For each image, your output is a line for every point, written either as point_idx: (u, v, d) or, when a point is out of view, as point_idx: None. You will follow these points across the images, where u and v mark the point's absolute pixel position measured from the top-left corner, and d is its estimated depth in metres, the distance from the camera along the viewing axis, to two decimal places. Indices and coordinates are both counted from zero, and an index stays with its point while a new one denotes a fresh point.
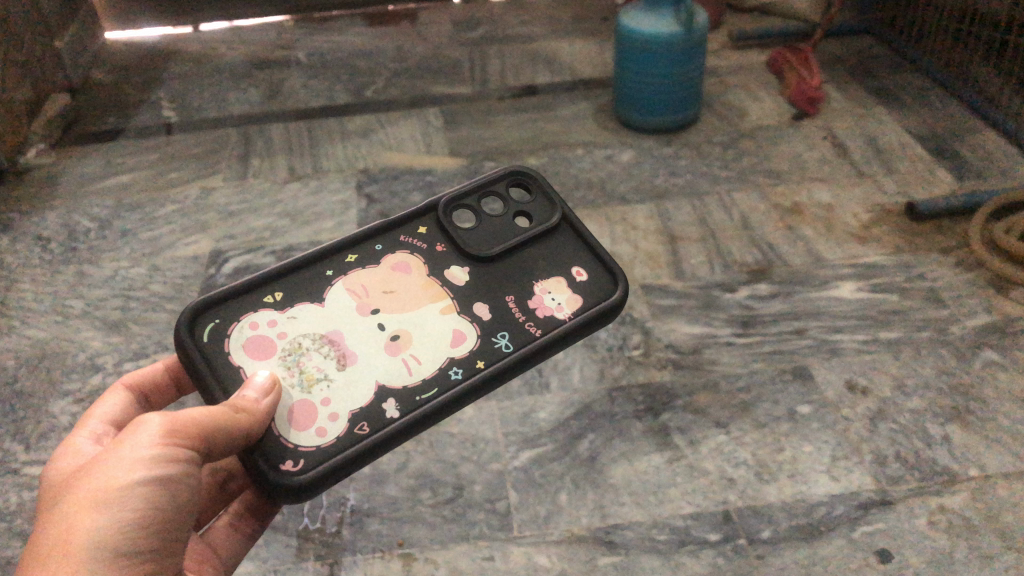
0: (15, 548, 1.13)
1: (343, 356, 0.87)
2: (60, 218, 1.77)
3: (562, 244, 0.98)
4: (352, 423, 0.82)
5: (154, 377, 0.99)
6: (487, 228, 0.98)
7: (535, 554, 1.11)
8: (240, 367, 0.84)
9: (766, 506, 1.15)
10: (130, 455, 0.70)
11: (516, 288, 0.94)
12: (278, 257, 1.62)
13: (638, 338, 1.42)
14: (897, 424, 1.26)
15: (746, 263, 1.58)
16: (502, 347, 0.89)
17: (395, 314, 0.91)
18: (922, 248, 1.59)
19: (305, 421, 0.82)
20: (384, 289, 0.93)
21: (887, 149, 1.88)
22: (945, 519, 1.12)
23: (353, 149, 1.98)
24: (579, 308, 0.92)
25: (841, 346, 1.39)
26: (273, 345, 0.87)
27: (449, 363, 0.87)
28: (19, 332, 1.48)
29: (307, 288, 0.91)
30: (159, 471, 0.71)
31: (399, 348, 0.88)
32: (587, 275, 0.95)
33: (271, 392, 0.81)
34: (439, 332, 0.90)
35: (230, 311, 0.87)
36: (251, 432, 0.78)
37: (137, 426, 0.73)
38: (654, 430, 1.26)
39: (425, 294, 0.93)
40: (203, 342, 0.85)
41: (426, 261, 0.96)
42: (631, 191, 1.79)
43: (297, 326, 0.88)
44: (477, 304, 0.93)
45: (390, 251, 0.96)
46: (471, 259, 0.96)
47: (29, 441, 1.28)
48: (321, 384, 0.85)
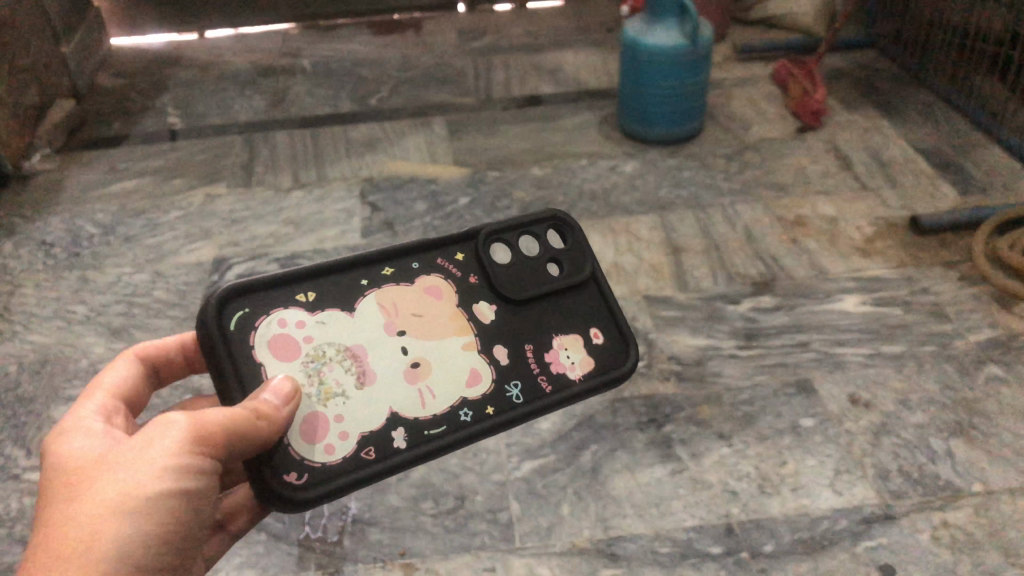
0: (15, 554, 1.12)
1: (363, 374, 0.85)
2: (64, 223, 1.77)
3: (586, 302, 0.96)
4: (360, 445, 0.82)
5: (166, 354, 0.96)
6: (522, 268, 0.95)
7: (537, 566, 1.10)
8: (262, 364, 0.81)
9: (769, 519, 1.15)
10: (156, 462, 0.70)
11: (536, 337, 0.92)
12: (282, 265, 1.62)
13: (641, 350, 1.42)
14: (901, 438, 1.25)
15: (749, 275, 1.58)
16: (512, 395, 0.88)
17: (420, 339, 0.89)
18: (925, 261, 1.59)
19: (315, 432, 0.81)
20: (414, 308, 0.90)
21: (891, 163, 1.89)
22: (948, 535, 1.12)
23: (358, 157, 1.98)
24: (589, 371, 0.92)
25: (844, 360, 1.39)
26: (299, 347, 0.84)
27: (461, 402, 0.87)
28: (22, 337, 1.48)
29: (341, 295, 0.88)
30: (182, 479, 0.71)
31: (417, 376, 0.87)
32: (603, 339, 0.94)
33: (291, 400, 0.78)
34: (457, 367, 0.89)
35: (262, 301, 0.84)
36: (268, 442, 0.75)
37: (161, 426, 0.73)
38: (656, 442, 1.26)
39: (451, 324, 0.91)
40: (230, 327, 0.81)
41: (457, 290, 0.93)
42: (635, 202, 1.79)
43: (326, 333, 0.86)
44: (498, 344, 0.91)
45: (425, 272, 0.92)
46: (500, 297, 0.93)
47: (30, 447, 1.27)
48: (337, 400, 0.83)
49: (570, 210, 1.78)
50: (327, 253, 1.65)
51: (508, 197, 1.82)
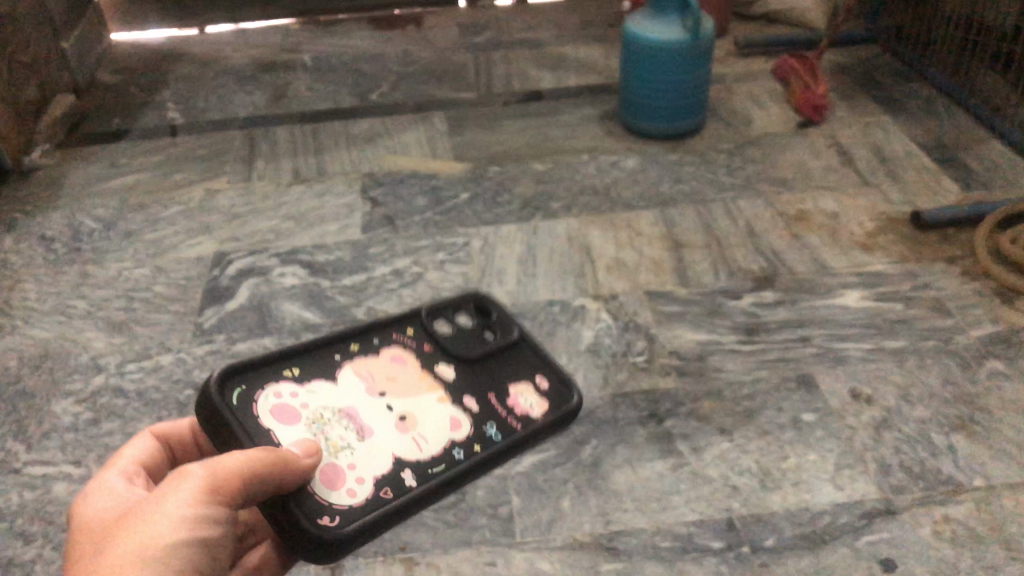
0: (15, 548, 1.12)
1: (361, 429, 0.93)
2: (65, 218, 1.77)
3: (524, 357, 1.08)
4: (377, 487, 0.88)
5: (179, 434, 0.96)
6: (463, 338, 1.07)
7: (537, 560, 1.10)
8: (271, 430, 0.89)
9: (770, 514, 1.14)
10: (173, 513, 0.72)
11: (495, 388, 1.02)
12: (283, 260, 1.62)
13: (643, 345, 1.42)
14: (902, 433, 1.25)
15: (750, 271, 1.57)
16: (490, 433, 0.97)
17: (400, 398, 0.98)
18: (927, 256, 1.59)
19: (335, 481, 0.87)
20: (385, 375, 1.00)
21: (892, 158, 1.88)
22: (949, 529, 1.12)
23: (359, 152, 1.98)
24: (546, 409, 1.02)
25: (845, 355, 1.39)
26: (299, 413, 0.92)
27: (450, 444, 0.94)
28: (22, 332, 1.48)
29: (324, 367, 0.98)
30: (201, 528, 0.72)
31: (407, 427, 0.95)
32: (547, 383, 1.05)
33: (314, 454, 0.86)
34: (439, 417, 0.97)
35: (258, 379, 0.94)
36: (280, 481, 0.80)
37: (177, 479, 0.74)
38: (658, 437, 1.25)
39: (423, 382, 1.01)
40: (233, 403, 0.90)
41: (418, 357, 1.04)
42: (636, 198, 1.79)
43: (317, 399, 0.95)
44: (467, 396, 1.00)
45: (387, 346, 1.04)
46: (455, 359, 1.04)
47: (30, 441, 1.27)
48: (345, 451, 0.90)
49: (571, 204, 1.77)
50: (327, 248, 1.65)
51: (509, 192, 1.82)
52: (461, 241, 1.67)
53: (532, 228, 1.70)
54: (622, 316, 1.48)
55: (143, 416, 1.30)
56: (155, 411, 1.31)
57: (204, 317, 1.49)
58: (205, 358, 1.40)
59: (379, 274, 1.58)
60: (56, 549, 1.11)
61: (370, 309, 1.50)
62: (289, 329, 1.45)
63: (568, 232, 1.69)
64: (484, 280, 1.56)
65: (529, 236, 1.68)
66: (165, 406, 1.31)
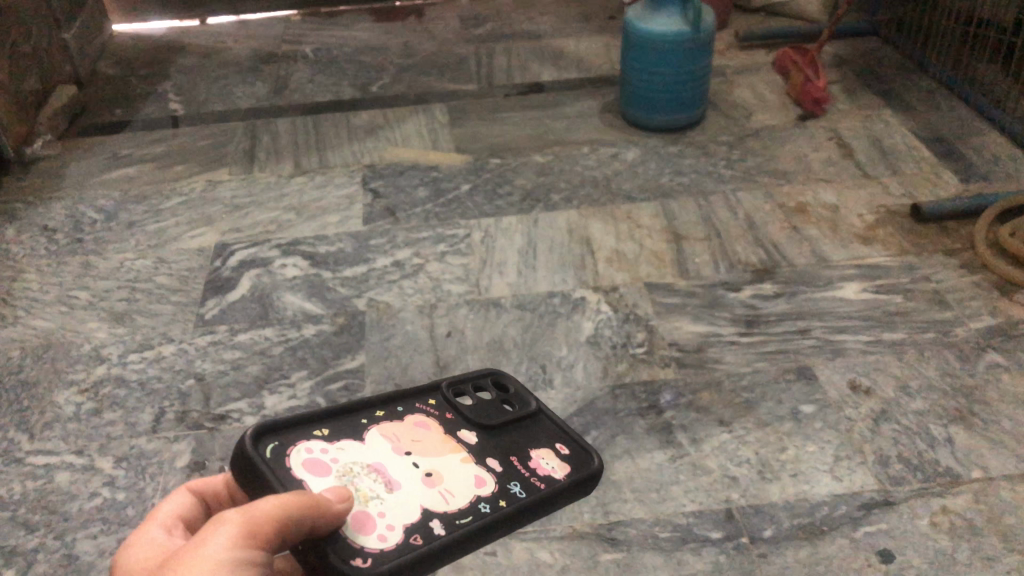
0: (19, 537, 1.13)
1: (389, 483, 0.84)
2: (66, 209, 1.78)
3: (548, 427, 0.98)
4: (407, 534, 0.79)
5: (217, 487, 0.86)
6: (485, 407, 0.99)
7: (538, 550, 1.11)
8: (302, 480, 0.80)
9: (768, 505, 1.15)
10: (210, 558, 0.67)
11: (518, 451, 0.93)
12: (284, 251, 1.62)
13: (642, 336, 1.42)
14: (900, 424, 1.26)
15: (750, 263, 1.58)
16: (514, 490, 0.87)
17: (426, 456, 0.89)
18: (926, 249, 1.59)
19: (366, 525, 0.78)
20: (416, 436, 0.91)
21: (893, 151, 1.88)
22: (947, 520, 1.12)
23: (359, 144, 1.98)
24: (572, 470, 0.91)
25: (844, 347, 1.39)
26: (327, 466, 0.84)
27: (477, 497, 0.85)
28: (24, 322, 1.48)
29: (350, 427, 0.89)
30: (241, 573, 0.68)
31: (434, 482, 0.86)
32: (570, 448, 0.95)
33: (347, 499, 0.78)
34: (465, 476, 0.88)
35: (287, 435, 0.85)
36: (317, 526, 0.73)
37: (213, 525, 0.70)
38: (657, 428, 1.26)
39: (446, 445, 0.92)
40: (267, 456, 0.82)
41: (441, 423, 0.95)
42: (637, 190, 1.79)
43: (345, 456, 0.86)
44: (490, 458, 0.91)
45: (410, 411, 0.95)
46: (477, 425, 0.95)
47: (33, 431, 1.28)
48: (374, 502, 0.81)
49: (572, 196, 1.78)
50: (329, 239, 1.66)
51: (509, 184, 1.82)
52: (462, 233, 1.67)
53: (532, 220, 1.71)
54: (622, 307, 1.48)
55: (145, 406, 1.30)
56: (157, 401, 1.31)
57: (206, 308, 1.49)
58: (207, 349, 1.41)
59: (380, 265, 1.58)
60: (59, 538, 1.12)
61: (371, 301, 1.50)
62: (291, 320, 1.46)
63: (569, 224, 1.69)
64: (485, 272, 1.57)
65: (530, 228, 1.68)
66: (167, 396, 1.32)
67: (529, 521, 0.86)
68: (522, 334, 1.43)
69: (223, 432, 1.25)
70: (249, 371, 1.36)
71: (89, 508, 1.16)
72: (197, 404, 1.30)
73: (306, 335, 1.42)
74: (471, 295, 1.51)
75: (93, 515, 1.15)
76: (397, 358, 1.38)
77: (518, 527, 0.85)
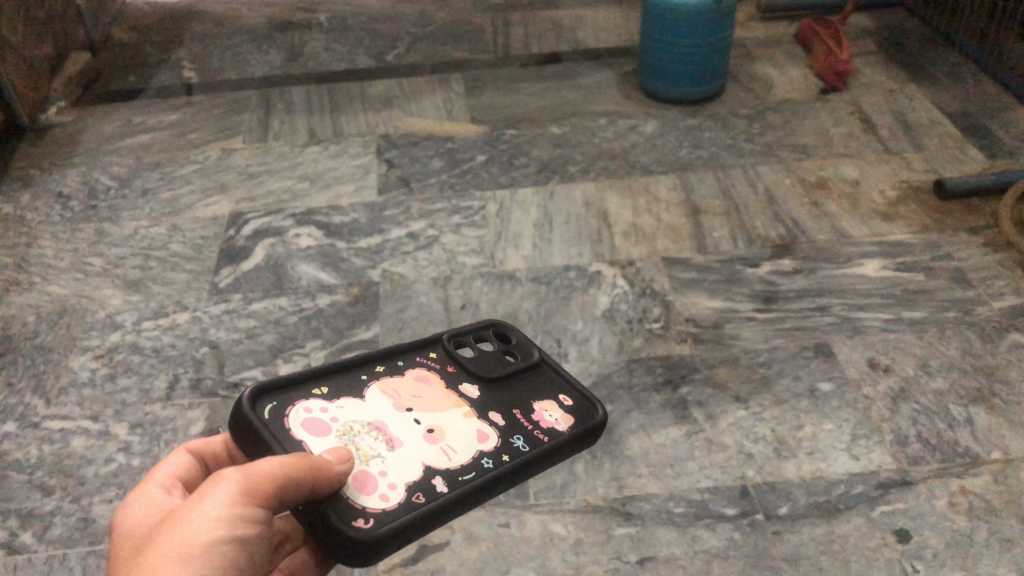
0: (34, 502, 1.13)
1: (391, 440, 0.84)
2: (81, 176, 1.77)
3: (551, 377, 0.98)
4: (409, 492, 0.80)
5: (214, 447, 0.87)
6: (487, 358, 0.99)
7: (551, 523, 1.10)
8: (301, 442, 0.81)
9: (784, 482, 1.14)
10: (209, 514, 0.66)
11: (521, 403, 0.94)
12: (298, 221, 1.61)
13: (659, 311, 1.40)
14: (920, 404, 1.24)
15: (769, 238, 1.56)
16: (515, 446, 0.87)
17: (428, 412, 0.89)
18: (949, 227, 1.56)
19: (366, 485, 0.79)
20: (415, 394, 0.91)
21: (917, 126, 1.85)
22: (965, 501, 1.11)
23: (374, 114, 1.96)
24: (575, 423, 0.92)
25: (863, 324, 1.37)
26: (329, 426, 0.84)
27: (479, 454, 0.85)
28: (39, 288, 1.48)
29: (351, 384, 0.89)
30: (239, 530, 0.67)
31: (436, 438, 0.86)
32: (573, 400, 0.95)
33: (347, 460, 0.78)
34: (466, 430, 0.88)
35: (286, 396, 0.85)
36: (317, 487, 0.74)
37: (211, 484, 0.69)
38: (673, 403, 1.25)
39: (449, 400, 0.92)
40: (265, 417, 0.82)
41: (443, 377, 0.95)
42: (655, 163, 1.77)
43: (346, 413, 0.86)
44: (492, 411, 0.92)
45: (411, 367, 0.95)
46: (480, 377, 0.95)
47: (48, 396, 1.28)
48: (376, 461, 0.82)
49: (589, 169, 1.75)
50: (343, 209, 1.64)
51: (526, 155, 1.80)
52: (477, 205, 1.65)
53: (548, 192, 1.69)
54: (639, 282, 1.46)
55: (160, 373, 1.30)
56: (171, 369, 1.31)
57: (221, 277, 1.48)
58: (221, 318, 1.40)
59: (395, 236, 1.57)
60: (74, 503, 1.13)
61: (385, 272, 1.49)
62: (305, 291, 1.45)
63: (585, 197, 1.67)
64: (500, 244, 1.55)
65: (546, 200, 1.67)
66: (182, 363, 1.32)
67: (532, 473, 0.87)
68: (537, 307, 1.41)
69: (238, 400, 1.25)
70: (263, 340, 1.35)
71: (104, 474, 1.16)
72: (211, 372, 1.30)
73: (320, 306, 1.42)
74: (486, 267, 1.50)
75: (108, 481, 1.15)
76: (411, 329, 1.37)
77: (521, 480, 0.86)
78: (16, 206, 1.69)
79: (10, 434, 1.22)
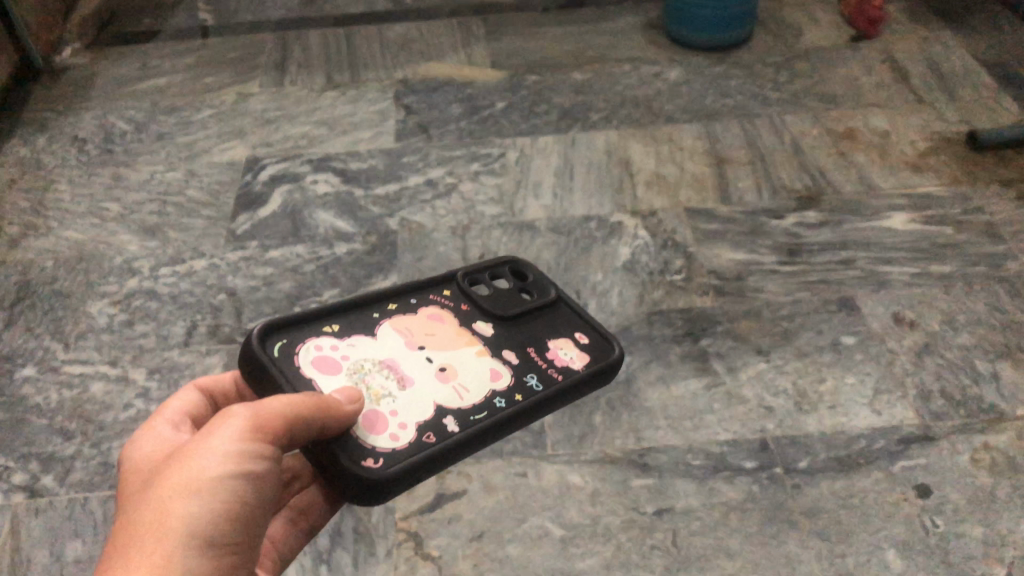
0: (55, 445, 1.14)
1: (402, 379, 0.84)
2: (97, 119, 1.75)
3: (565, 315, 0.98)
4: (420, 432, 0.79)
5: (224, 384, 0.88)
6: (501, 296, 0.98)
7: (569, 473, 1.10)
8: (311, 381, 0.80)
9: (805, 436, 1.13)
10: (217, 448, 0.65)
11: (534, 341, 0.93)
12: (316, 167, 1.59)
13: (680, 263, 1.38)
14: (945, 359, 1.22)
15: (795, 189, 1.52)
16: (529, 385, 0.87)
17: (440, 351, 0.89)
18: (980, 179, 1.52)
19: (376, 423, 0.78)
20: (428, 333, 0.91)
21: (950, 75, 1.79)
22: (988, 457, 1.10)
23: (393, 58, 1.92)
24: (589, 362, 0.92)
25: (889, 278, 1.35)
26: (339, 364, 0.83)
27: (492, 394, 0.85)
28: (56, 233, 1.48)
29: (361, 323, 0.89)
30: (248, 465, 0.66)
31: (448, 377, 0.86)
32: (589, 338, 0.95)
33: (356, 399, 0.77)
34: (478, 369, 0.88)
35: (295, 334, 0.84)
36: (326, 426, 0.73)
37: (219, 419, 0.67)
38: (694, 355, 1.24)
39: (461, 339, 0.91)
40: (274, 355, 0.81)
41: (456, 316, 0.94)
42: (679, 111, 1.73)
43: (357, 352, 0.85)
44: (506, 350, 0.91)
45: (423, 305, 0.95)
46: (493, 316, 0.95)
47: (68, 341, 1.28)
48: (387, 399, 0.81)
49: (611, 117, 1.72)
50: (361, 156, 1.62)
51: (546, 102, 1.76)
52: (496, 152, 1.63)
53: (569, 140, 1.66)
54: (660, 233, 1.44)
55: (178, 319, 1.30)
56: (189, 315, 1.31)
57: (238, 224, 1.47)
58: (239, 265, 1.39)
59: (413, 184, 1.55)
60: (95, 447, 1.14)
61: (403, 220, 1.47)
62: (322, 238, 1.44)
63: (607, 145, 1.64)
64: (520, 193, 1.53)
65: (567, 148, 1.63)
66: (200, 310, 1.32)
67: (545, 412, 0.87)
68: (557, 257, 1.40)
69: None
70: (281, 288, 1.35)
71: (124, 419, 1.17)
72: (229, 319, 1.30)
73: (338, 254, 1.40)
74: (505, 216, 1.48)
75: (128, 426, 1.16)
76: (429, 278, 1.36)
77: (533, 419, 0.86)
78: (33, 150, 1.68)
79: (31, 378, 1.23)
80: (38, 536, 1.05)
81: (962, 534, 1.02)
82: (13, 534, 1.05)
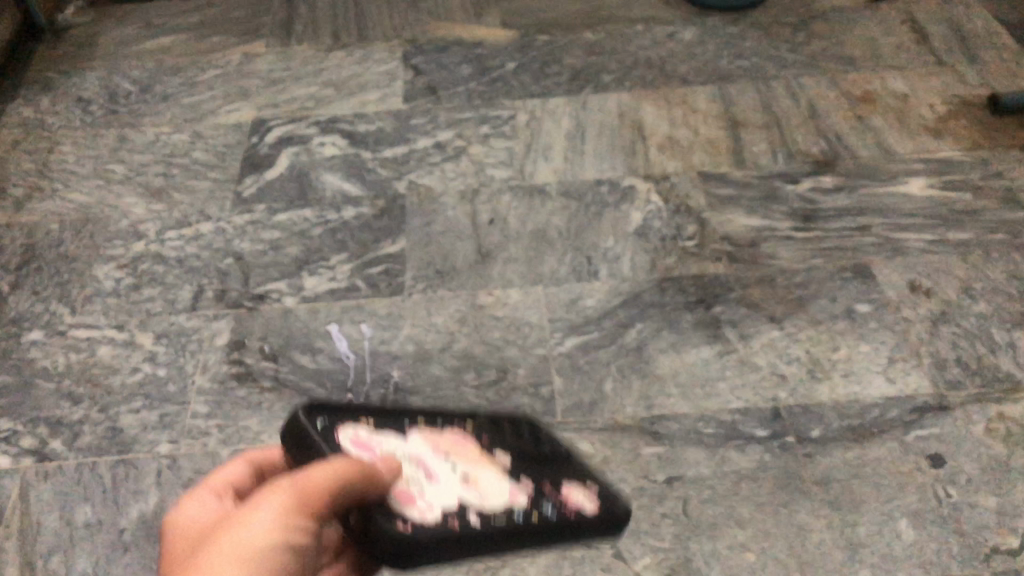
0: (64, 409, 1.14)
1: (429, 474, 0.68)
2: (101, 79, 1.73)
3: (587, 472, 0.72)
4: (446, 517, 0.64)
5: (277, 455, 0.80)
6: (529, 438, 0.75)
7: (578, 441, 1.09)
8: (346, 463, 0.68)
9: (817, 405, 1.12)
10: (258, 531, 0.60)
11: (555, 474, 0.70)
12: (323, 129, 1.57)
13: (693, 229, 1.36)
14: (961, 328, 1.20)
15: (811, 154, 1.49)
16: (546, 511, 0.65)
17: (466, 460, 0.70)
18: (1001, 144, 1.49)
19: (405, 503, 0.64)
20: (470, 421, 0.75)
21: (972, 36, 1.74)
22: (1004, 427, 1.08)
23: (401, 17, 1.88)
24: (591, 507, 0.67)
25: (906, 245, 1.32)
26: (370, 451, 0.69)
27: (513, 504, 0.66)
28: (62, 195, 1.46)
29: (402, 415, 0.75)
30: (289, 544, 0.61)
31: (476, 482, 0.68)
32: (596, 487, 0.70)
33: (396, 471, 0.67)
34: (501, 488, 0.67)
35: (335, 416, 0.73)
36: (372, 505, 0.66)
37: (262, 496, 0.63)
38: (706, 323, 1.22)
39: (488, 461, 0.70)
40: (321, 428, 0.71)
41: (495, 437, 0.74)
42: (693, 73, 1.69)
43: (388, 443, 0.71)
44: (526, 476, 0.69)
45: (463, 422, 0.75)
46: (527, 453, 0.72)
47: (74, 305, 1.27)
48: (416, 486, 0.66)
49: (624, 78, 1.68)
50: (368, 117, 1.59)
51: (557, 63, 1.72)
52: (506, 115, 1.60)
53: (581, 102, 1.62)
54: (673, 198, 1.41)
55: (185, 284, 1.29)
56: (196, 279, 1.30)
57: (244, 186, 1.46)
58: (245, 228, 1.38)
59: (422, 147, 1.53)
60: (103, 412, 1.13)
61: (412, 184, 1.45)
62: (329, 202, 1.42)
63: (619, 108, 1.61)
64: (530, 156, 1.50)
65: (578, 111, 1.60)
66: (206, 274, 1.30)
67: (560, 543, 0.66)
68: (567, 223, 1.37)
69: (263, 312, 1.24)
70: (288, 252, 1.33)
71: (131, 383, 1.16)
72: (236, 283, 1.29)
73: (346, 218, 1.39)
74: (515, 181, 1.45)
75: (136, 390, 1.15)
76: (438, 244, 1.34)
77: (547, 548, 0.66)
78: (36, 111, 1.66)
79: (38, 341, 1.23)
80: (47, 501, 1.05)
81: (974, 505, 1.02)
82: (22, 498, 1.05)
